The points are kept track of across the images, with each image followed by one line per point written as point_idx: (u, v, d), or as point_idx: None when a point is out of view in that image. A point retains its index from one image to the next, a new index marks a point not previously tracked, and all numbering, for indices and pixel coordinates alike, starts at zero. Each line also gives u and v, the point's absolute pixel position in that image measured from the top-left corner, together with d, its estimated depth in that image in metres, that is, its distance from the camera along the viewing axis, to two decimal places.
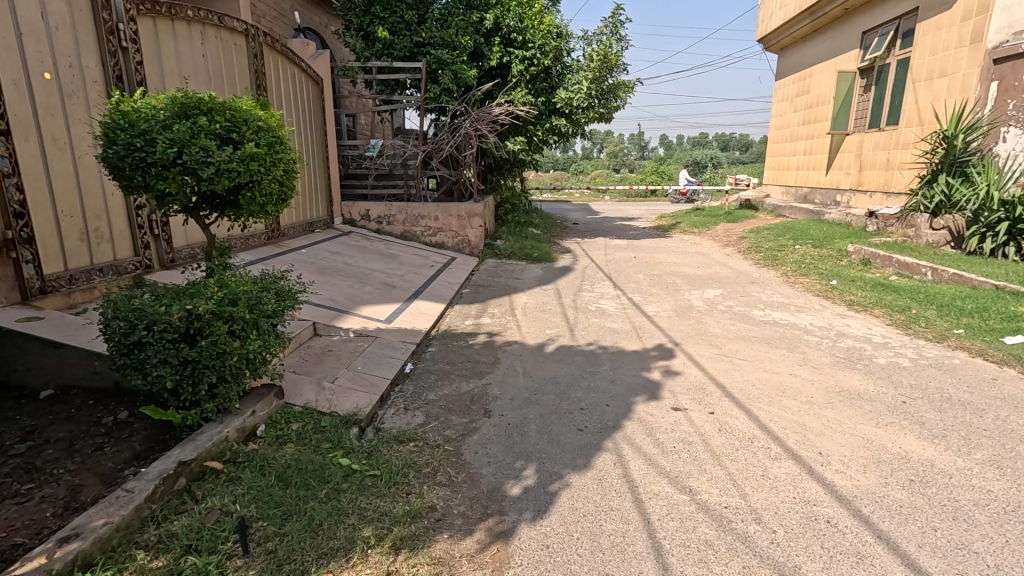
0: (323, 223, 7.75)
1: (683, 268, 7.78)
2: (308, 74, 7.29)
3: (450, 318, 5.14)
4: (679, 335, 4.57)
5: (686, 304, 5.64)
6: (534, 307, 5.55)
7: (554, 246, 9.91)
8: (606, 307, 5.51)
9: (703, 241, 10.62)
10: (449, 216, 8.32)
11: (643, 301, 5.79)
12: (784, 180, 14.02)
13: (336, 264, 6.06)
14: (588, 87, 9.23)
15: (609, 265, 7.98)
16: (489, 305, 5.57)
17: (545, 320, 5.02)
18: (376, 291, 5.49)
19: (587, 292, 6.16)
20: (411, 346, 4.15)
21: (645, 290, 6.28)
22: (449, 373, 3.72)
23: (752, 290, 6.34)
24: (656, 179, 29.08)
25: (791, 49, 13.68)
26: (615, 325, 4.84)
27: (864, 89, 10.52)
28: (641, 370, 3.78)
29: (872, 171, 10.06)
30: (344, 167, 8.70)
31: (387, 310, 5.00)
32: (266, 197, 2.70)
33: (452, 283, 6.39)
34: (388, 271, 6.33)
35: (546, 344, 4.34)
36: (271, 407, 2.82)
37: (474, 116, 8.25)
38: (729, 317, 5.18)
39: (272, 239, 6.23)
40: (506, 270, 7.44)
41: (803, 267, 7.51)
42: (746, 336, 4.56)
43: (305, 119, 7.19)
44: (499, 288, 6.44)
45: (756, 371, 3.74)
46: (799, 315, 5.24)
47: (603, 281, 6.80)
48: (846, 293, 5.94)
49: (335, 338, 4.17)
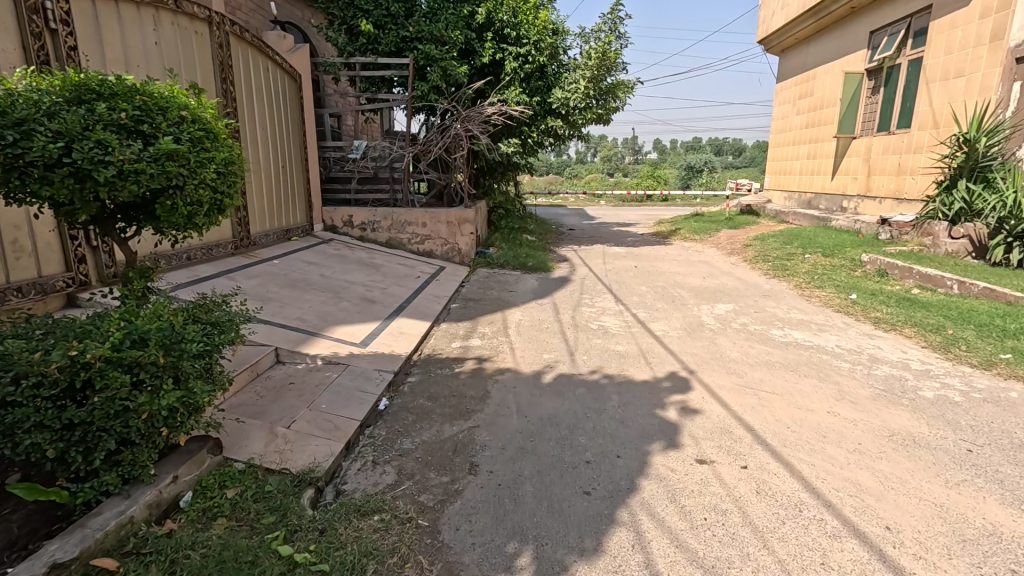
0: (301, 230, 7.18)
1: (688, 279, 7.27)
2: (285, 70, 6.74)
3: (435, 339, 4.59)
4: (693, 361, 4.04)
5: (696, 322, 5.13)
6: (529, 325, 5.01)
7: (550, 254, 9.39)
8: (609, 326, 4.98)
9: (706, 248, 10.14)
10: (437, 222, 7.77)
11: (649, 318, 5.26)
12: (786, 185, 13.62)
13: (310, 277, 5.48)
14: (585, 86, 8.70)
15: (610, 276, 7.46)
16: (479, 323, 5.02)
17: (542, 342, 4.47)
18: (353, 308, 4.93)
19: (586, 307, 5.63)
20: (388, 376, 3.60)
21: (650, 305, 5.75)
22: (430, 411, 3.17)
23: (766, 304, 5.83)
24: (652, 182, 28.69)
25: (794, 50, 13.26)
26: (620, 348, 4.31)
27: (872, 90, 10.09)
28: (654, 406, 3.25)
29: (881, 176, 9.63)
30: (325, 170, 8.13)
31: (363, 331, 4.44)
32: (194, 205, 2.13)
33: (440, 296, 5.84)
34: (369, 284, 5.77)
35: (542, 373, 3.80)
36: (201, 468, 2.26)
37: (465, 117, 7.72)
38: (745, 337, 4.67)
39: (241, 250, 5.65)
40: (499, 281, 6.92)
41: (816, 278, 7.03)
42: (769, 362, 4.04)
43: (280, 118, 6.62)
44: (491, 302, 5.90)
45: (788, 408, 3.21)
46: (823, 335, 4.73)
47: (603, 294, 6.27)
48: (869, 310, 5.44)
49: (298, 367, 3.61)
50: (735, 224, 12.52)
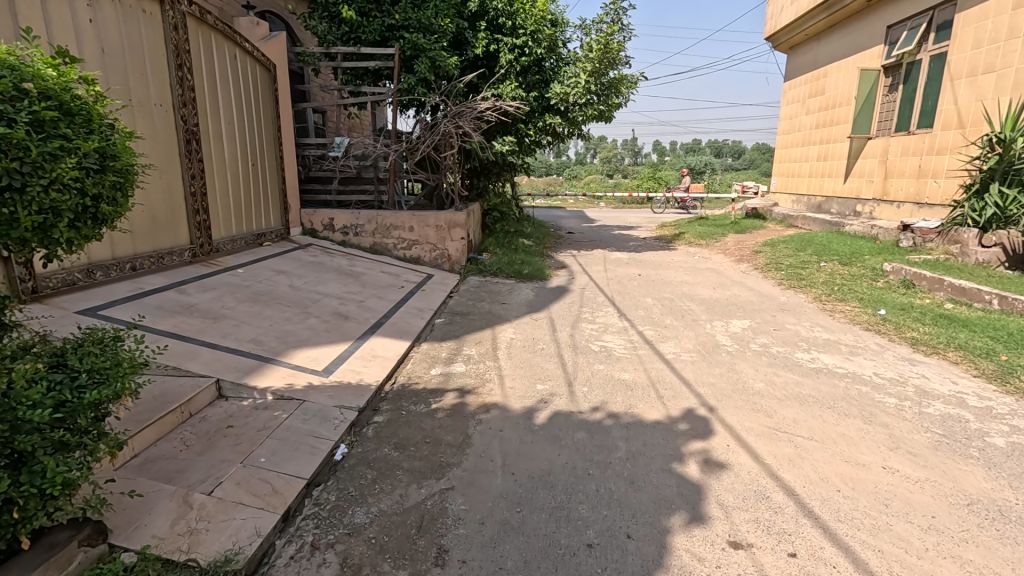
0: (276, 235, 6.58)
1: (696, 290, 6.68)
2: (258, 61, 6.14)
3: (413, 364, 4.01)
4: (712, 395, 3.45)
5: (710, 343, 4.53)
6: (520, 345, 4.42)
7: (547, 260, 8.80)
8: (613, 347, 4.39)
9: (712, 254, 9.57)
10: (425, 226, 7.18)
11: (657, 338, 4.66)
12: (794, 188, 13.07)
13: (276, 289, 4.89)
14: (586, 81, 8.10)
15: (612, 285, 6.88)
16: (464, 343, 4.43)
17: (535, 368, 3.88)
18: (321, 325, 4.34)
19: (586, 324, 5.03)
20: (349, 415, 3.03)
21: (656, 322, 5.15)
22: (396, 466, 2.58)
23: (785, 321, 5.24)
24: (653, 184, 28.17)
25: (803, 47, 12.73)
26: (626, 378, 3.72)
27: (889, 88, 9.54)
28: (670, 458, 2.66)
29: (900, 179, 9.08)
30: (304, 169, 7.53)
31: (329, 354, 3.85)
32: (48, 212, 1.55)
33: (424, 310, 5.25)
34: (344, 296, 5.18)
35: (534, 410, 3.20)
36: (67, 570, 1.65)
37: (456, 112, 7.11)
38: (768, 362, 4.08)
39: (200, 257, 5.02)
40: (491, 291, 6.35)
41: (837, 290, 6.45)
42: (800, 395, 3.46)
43: (251, 113, 6.02)
44: (481, 316, 5.31)
45: (834, 463, 2.62)
46: (856, 360, 4.14)
47: (605, 307, 5.67)
48: (903, 328, 4.85)
49: (242, 405, 3.02)
50: (741, 228, 11.95)
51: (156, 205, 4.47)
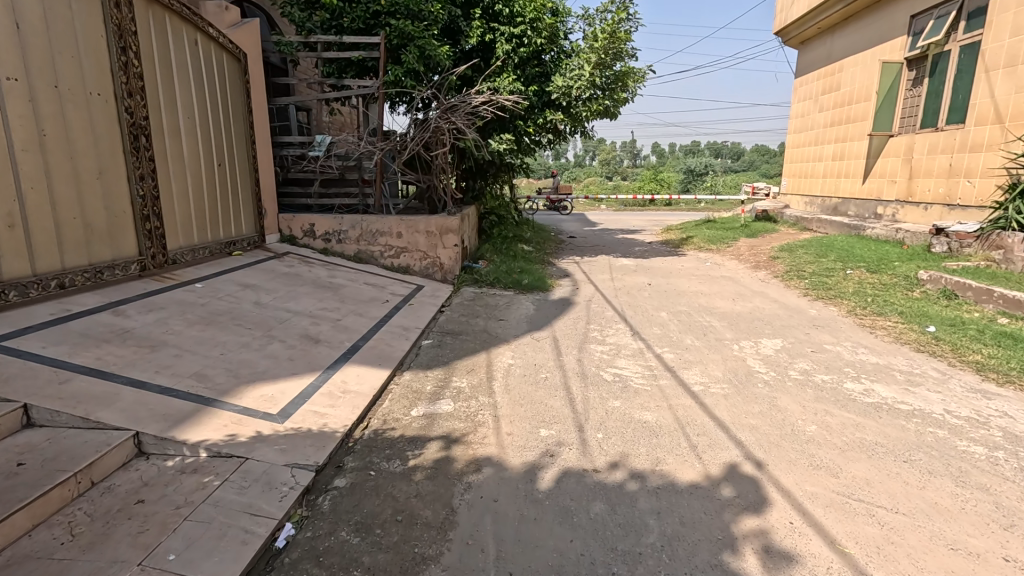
0: (248, 242, 5.93)
1: (715, 302, 6.02)
2: (227, 49, 5.50)
3: (392, 400, 3.34)
4: (756, 444, 2.79)
5: (742, 370, 3.87)
6: (519, 374, 3.76)
7: (548, 267, 8.16)
8: (628, 377, 3.73)
9: (726, 261, 8.92)
10: (415, 232, 6.54)
11: (678, 363, 4.00)
12: (807, 189, 12.44)
13: (238, 307, 4.23)
14: (591, 74, 7.45)
15: (621, 297, 6.24)
16: (454, 372, 3.77)
17: (538, 405, 3.23)
18: (285, 351, 3.68)
19: (595, 346, 4.37)
20: (303, 479, 2.38)
21: (675, 342, 4.50)
22: (354, 562, 1.93)
23: (823, 340, 4.58)
24: (655, 186, 27.57)
25: (815, 41, 12.13)
26: (648, 420, 3.06)
27: (914, 82, 8.94)
28: (719, 546, 2.01)
29: (927, 179, 8.46)
30: (283, 170, 6.85)
31: (291, 389, 3.19)
32: None
33: (410, 329, 4.60)
34: (319, 313, 4.53)
35: (538, 468, 2.55)
36: None
37: (448, 107, 6.47)
38: (814, 396, 3.42)
39: (152, 270, 4.38)
40: (487, 304, 5.71)
41: (871, 302, 5.81)
42: (866, 442, 2.81)
43: (220, 107, 5.39)
44: (475, 335, 4.66)
45: (939, 552, 1.97)
46: (919, 392, 3.48)
47: (615, 324, 5.01)
48: (962, 350, 4.19)
49: (165, 467, 2.37)
50: (753, 232, 11.31)
51: (92, 212, 3.83)
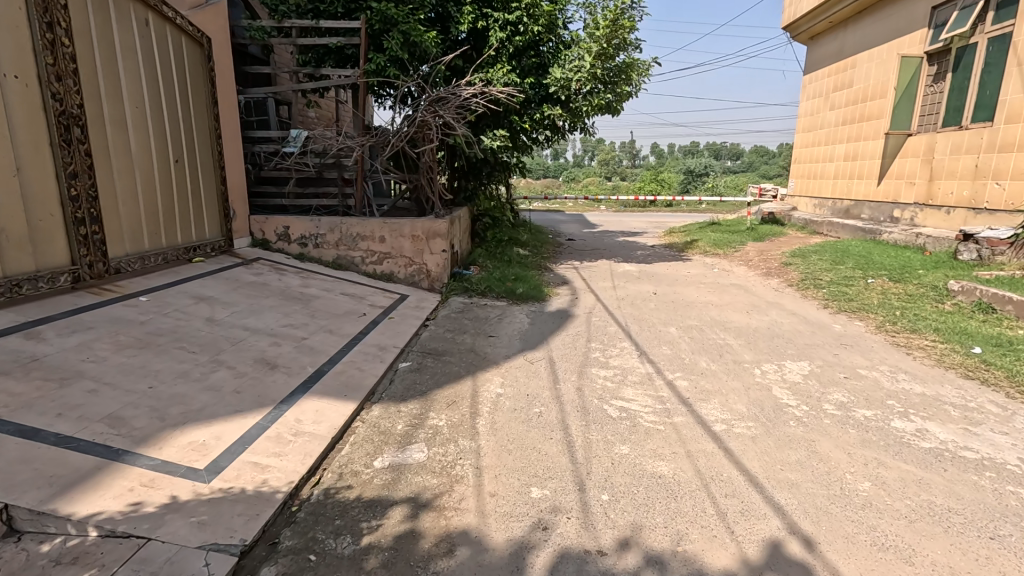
0: (213, 247, 5.35)
1: (728, 316, 5.46)
2: (187, 32, 4.92)
3: (353, 445, 2.78)
4: (801, 510, 2.23)
5: (769, 403, 3.31)
6: (509, 408, 3.20)
7: (545, 274, 7.61)
8: (637, 413, 3.16)
9: (734, 267, 8.37)
10: (399, 236, 5.98)
11: (694, 394, 3.44)
12: (816, 191, 11.89)
13: (185, 325, 3.66)
14: (592, 65, 6.93)
15: (624, 309, 5.69)
16: (432, 405, 3.21)
17: (531, 453, 2.67)
18: (232, 380, 3.11)
19: (597, 371, 3.80)
20: (220, 570, 1.83)
21: (689, 366, 3.94)
22: None
23: (855, 364, 4.02)
24: (655, 187, 27.05)
25: (826, 35, 11.59)
26: (664, 475, 2.50)
27: (935, 78, 8.43)
28: None
29: (949, 181, 7.94)
30: (255, 168, 6.26)
31: (229, 433, 2.62)
32: None
33: (386, 350, 4.04)
34: (282, 331, 3.96)
35: (527, 549, 1.99)
36: None
37: (436, 99, 5.91)
38: (859, 438, 2.87)
39: (89, 281, 3.81)
40: (478, 317, 5.16)
41: (901, 316, 5.27)
42: (937, 508, 2.26)
43: (179, 98, 4.82)
44: (461, 356, 4.11)
45: None
46: (982, 434, 2.93)
47: (619, 343, 4.45)
48: (1019, 378, 3.64)
49: (38, 553, 1.81)
50: (760, 235, 10.76)
51: (6, 215, 3.27)
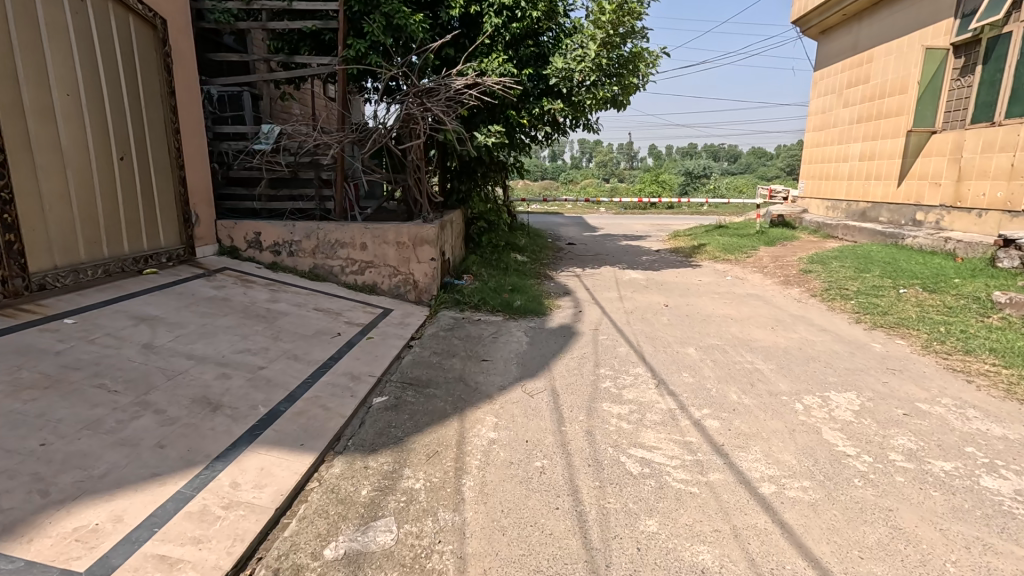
0: (171, 256, 4.71)
1: (751, 333, 4.84)
2: (136, 11, 4.29)
3: (302, 521, 2.16)
4: None
5: (823, 452, 2.69)
6: (503, 462, 2.57)
7: (545, 282, 7.00)
8: (663, 469, 2.54)
9: (749, 275, 7.76)
10: (383, 243, 5.37)
11: (729, 440, 2.82)
12: (829, 193, 11.29)
13: (113, 354, 3.02)
14: (596, 54, 6.33)
15: (634, 324, 5.08)
16: (408, 459, 2.59)
17: (532, 534, 2.05)
18: (156, 429, 2.48)
19: (609, 408, 3.18)
20: None
21: (717, 401, 3.32)
22: None
23: (912, 397, 3.40)
24: (655, 188, 26.44)
25: (838, 29, 11.02)
26: (708, 568, 1.89)
27: (962, 71, 7.87)
28: None
29: (980, 181, 7.38)
30: (223, 168, 5.64)
31: (135, 511, 1.99)
32: None
33: (358, 381, 3.41)
34: (235, 359, 3.33)
35: None
36: None
37: (424, 90, 5.30)
38: (947, 505, 2.27)
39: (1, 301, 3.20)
40: (471, 336, 4.55)
41: (948, 333, 4.65)
42: None
43: (125, 86, 4.19)
44: (449, 386, 3.49)
45: None
46: None
47: (632, 369, 3.83)
48: None
49: None
50: (771, 239, 10.17)
51: None
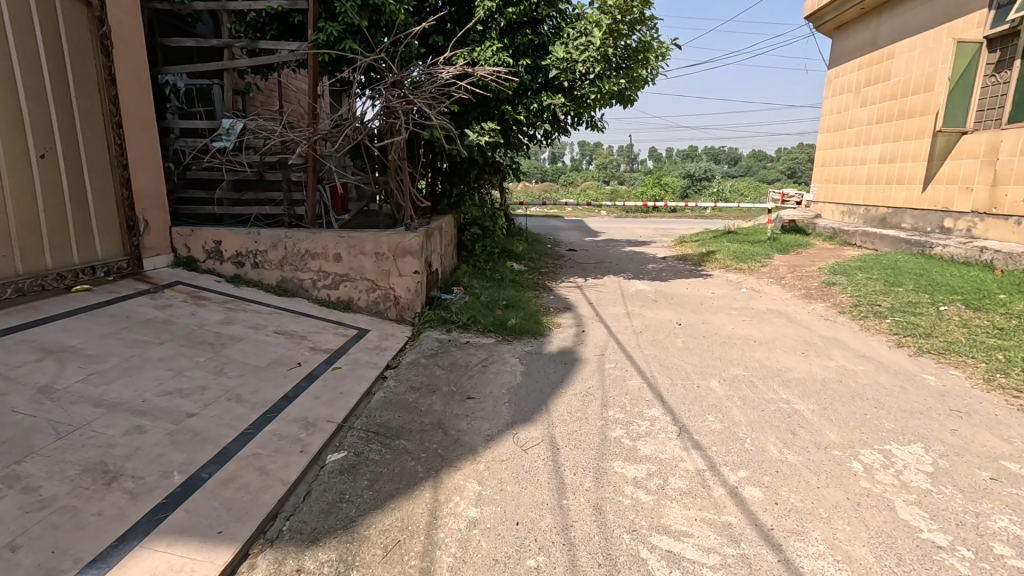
0: (111, 269, 4.06)
1: (781, 361, 4.19)
2: None
3: None
4: None
5: (906, 542, 2.05)
6: (483, 561, 1.92)
7: (543, 295, 6.37)
8: (698, 571, 1.90)
9: (766, 286, 7.13)
10: (359, 254, 4.72)
11: (779, 520, 2.19)
12: (845, 197, 10.66)
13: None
14: (601, 43, 5.72)
15: (645, 348, 4.43)
16: (358, 558, 1.93)
17: None
18: (13, 520, 1.84)
19: (621, 470, 2.54)
20: None
21: (756, 458, 2.67)
22: None
23: (996, 453, 2.76)
24: (658, 192, 25.79)
25: (854, 25, 10.42)
26: None
27: (996, 68, 7.33)
28: None
29: (1019, 186, 6.77)
30: (179, 167, 4.99)
31: None
32: None
33: (312, 430, 2.76)
34: (157, 405, 2.67)
35: None
36: None
37: (407, 80, 4.67)
38: None
39: None
40: (457, 364, 3.90)
41: (1011, 362, 4.00)
42: None
43: (46, 71, 3.56)
44: (424, 436, 2.84)
45: None
46: None
47: (647, 411, 3.19)
48: None
49: None
50: (785, 247, 9.54)
51: None
